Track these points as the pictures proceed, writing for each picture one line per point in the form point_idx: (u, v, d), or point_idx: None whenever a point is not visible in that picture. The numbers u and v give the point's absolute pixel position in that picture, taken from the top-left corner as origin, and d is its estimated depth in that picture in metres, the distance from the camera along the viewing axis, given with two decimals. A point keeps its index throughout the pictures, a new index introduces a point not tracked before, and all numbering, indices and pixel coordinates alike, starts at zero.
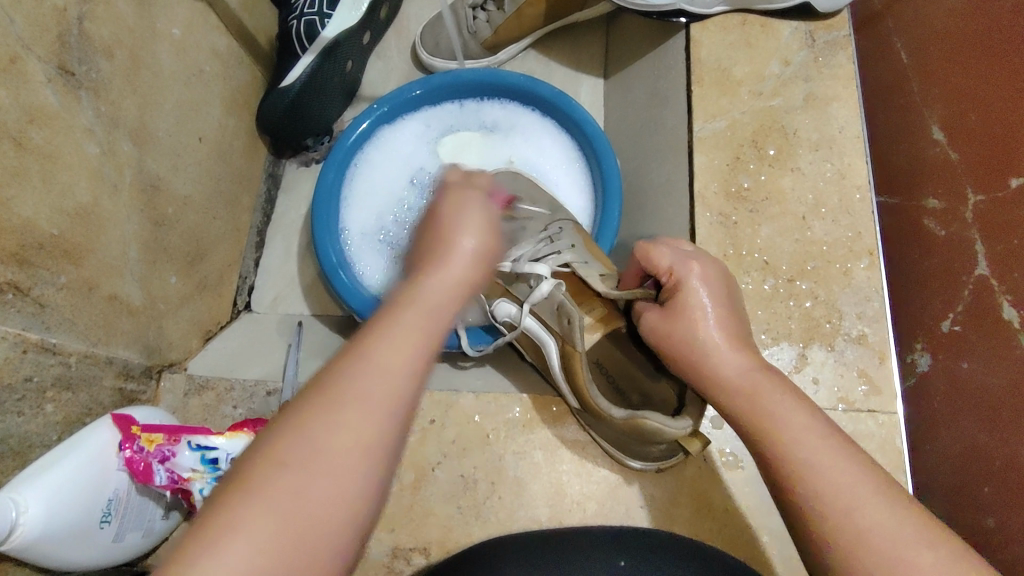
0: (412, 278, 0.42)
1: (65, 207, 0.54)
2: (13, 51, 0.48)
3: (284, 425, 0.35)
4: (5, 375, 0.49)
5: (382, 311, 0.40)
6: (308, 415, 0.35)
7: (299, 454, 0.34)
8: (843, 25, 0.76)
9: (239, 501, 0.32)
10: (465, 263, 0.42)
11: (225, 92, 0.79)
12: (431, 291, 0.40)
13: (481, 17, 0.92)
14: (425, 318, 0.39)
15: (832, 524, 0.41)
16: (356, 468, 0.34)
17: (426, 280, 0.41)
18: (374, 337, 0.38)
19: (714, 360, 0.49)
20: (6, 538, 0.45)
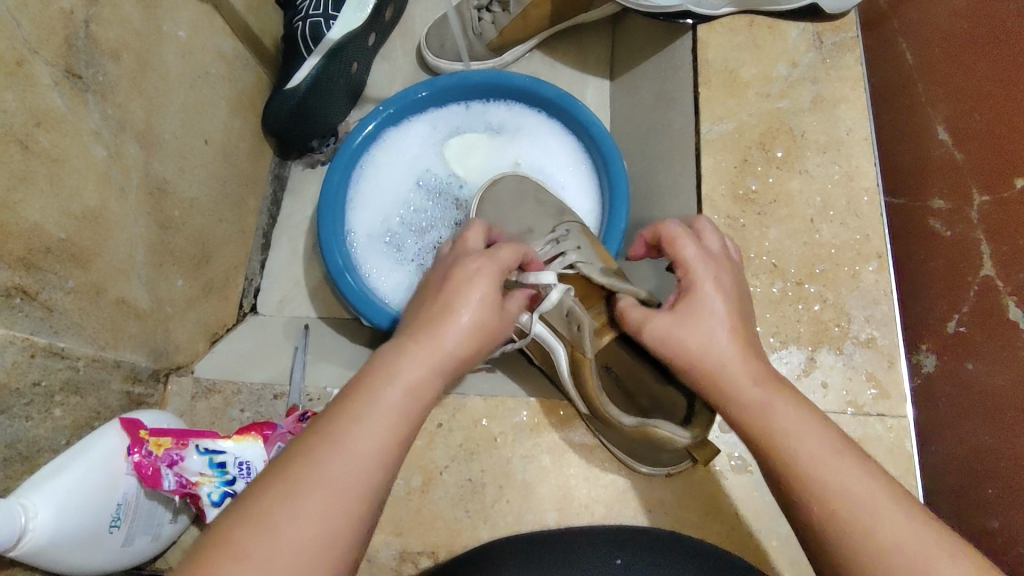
0: (397, 348, 0.43)
1: (72, 210, 0.54)
2: (20, 54, 0.48)
3: (264, 491, 0.36)
4: (14, 380, 0.49)
5: (364, 387, 0.41)
6: (284, 489, 0.36)
7: (279, 525, 0.35)
8: (851, 26, 0.76)
9: (207, 571, 0.33)
10: (455, 335, 0.44)
11: (231, 94, 0.79)
12: (415, 372, 0.42)
13: (487, 18, 0.92)
14: (406, 400, 0.41)
15: (845, 531, 0.40)
16: (324, 549, 0.36)
17: (412, 360, 0.42)
18: (351, 419, 0.39)
19: None
20: (16, 543, 0.45)
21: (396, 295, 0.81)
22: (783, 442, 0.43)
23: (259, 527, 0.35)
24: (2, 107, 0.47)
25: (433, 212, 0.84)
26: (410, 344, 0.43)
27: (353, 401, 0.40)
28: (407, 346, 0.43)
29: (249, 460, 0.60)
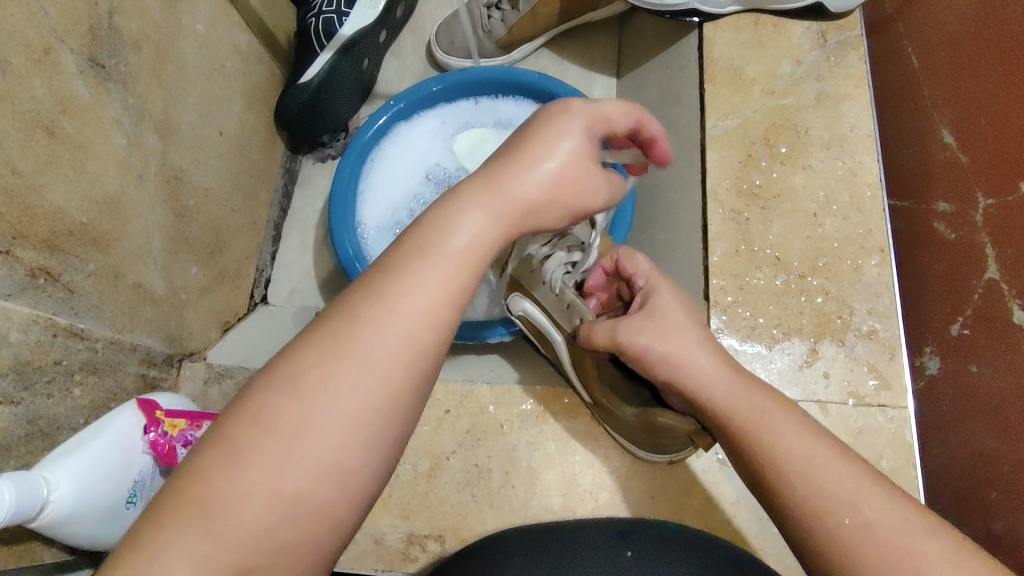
0: (469, 194, 0.40)
1: (94, 196, 0.55)
2: (47, 42, 0.50)
3: (316, 349, 0.35)
4: (37, 358, 0.50)
5: (417, 241, 0.39)
6: (337, 342, 0.35)
7: (326, 403, 0.34)
8: (855, 26, 0.77)
9: (254, 430, 0.34)
10: (520, 185, 0.41)
11: (245, 87, 0.81)
12: (461, 244, 0.39)
13: (496, 16, 0.94)
14: (451, 272, 0.38)
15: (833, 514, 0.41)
16: (351, 421, 0.34)
17: (472, 208, 0.40)
18: (400, 282, 0.37)
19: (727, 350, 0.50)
20: (38, 514, 0.46)
21: None
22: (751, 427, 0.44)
23: (293, 411, 0.34)
24: (29, 92, 0.48)
25: None
26: (479, 191, 0.40)
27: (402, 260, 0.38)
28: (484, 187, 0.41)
29: None
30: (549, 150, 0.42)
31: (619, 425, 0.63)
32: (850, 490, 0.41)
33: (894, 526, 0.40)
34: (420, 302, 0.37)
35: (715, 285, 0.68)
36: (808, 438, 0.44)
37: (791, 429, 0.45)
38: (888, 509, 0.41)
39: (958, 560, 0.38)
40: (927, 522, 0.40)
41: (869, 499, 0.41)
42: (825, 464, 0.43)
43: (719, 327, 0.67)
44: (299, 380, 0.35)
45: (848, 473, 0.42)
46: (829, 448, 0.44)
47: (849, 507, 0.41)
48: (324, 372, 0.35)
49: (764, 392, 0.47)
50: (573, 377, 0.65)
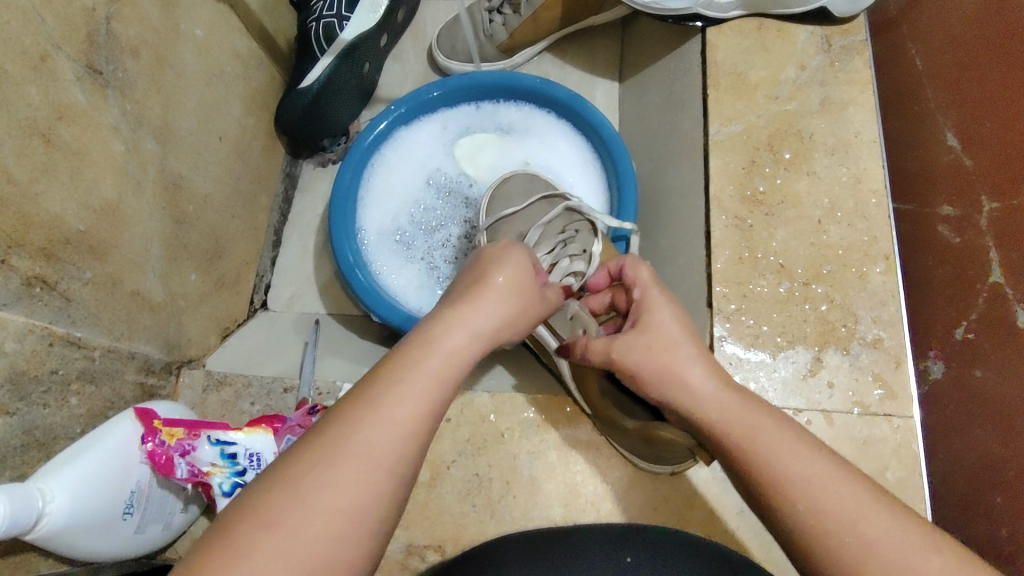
0: (440, 323, 0.43)
1: (91, 204, 0.55)
2: (44, 49, 0.49)
3: (312, 452, 0.36)
4: (33, 367, 0.50)
5: (404, 354, 0.41)
6: (327, 449, 0.36)
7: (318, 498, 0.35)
8: (860, 30, 0.76)
9: (252, 531, 0.34)
10: (492, 298, 0.45)
11: (245, 92, 0.80)
12: (455, 346, 0.42)
13: (498, 20, 0.93)
14: (444, 368, 0.41)
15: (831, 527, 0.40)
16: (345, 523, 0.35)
17: (452, 325, 0.43)
18: (389, 388, 0.39)
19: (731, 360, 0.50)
20: (33, 526, 0.46)
21: (406, 293, 0.82)
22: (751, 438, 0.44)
23: (301, 481, 0.35)
24: (25, 100, 0.48)
25: (444, 211, 0.85)
26: (446, 324, 0.43)
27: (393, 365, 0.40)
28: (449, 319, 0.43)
29: (259, 453, 0.61)
30: (505, 279, 0.47)
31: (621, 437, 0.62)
32: (849, 508, 0.40)
33: (895, 546, 0.39)
34: (417, 392, 0.39)
35: (718, 293, 0.68)
36: (804, 454, 0.43)
37: (787, 445, 0.43)
38: (888, 526, 0.40)
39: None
40: (927, 538, 0.39)
41: (868, 517, 0.40)
42: (823, 482, 0.41)
43: (721, 335, 0.66)
44: (309, 454, 0.36)
45: (848, 490, 0.41)
46: (827, 463, 0.42)
47: (849, 528, 0.40)
48: (329, 446, 0.36)
49: (759, 408, 0.46)
50: (573, 390, 0.65)
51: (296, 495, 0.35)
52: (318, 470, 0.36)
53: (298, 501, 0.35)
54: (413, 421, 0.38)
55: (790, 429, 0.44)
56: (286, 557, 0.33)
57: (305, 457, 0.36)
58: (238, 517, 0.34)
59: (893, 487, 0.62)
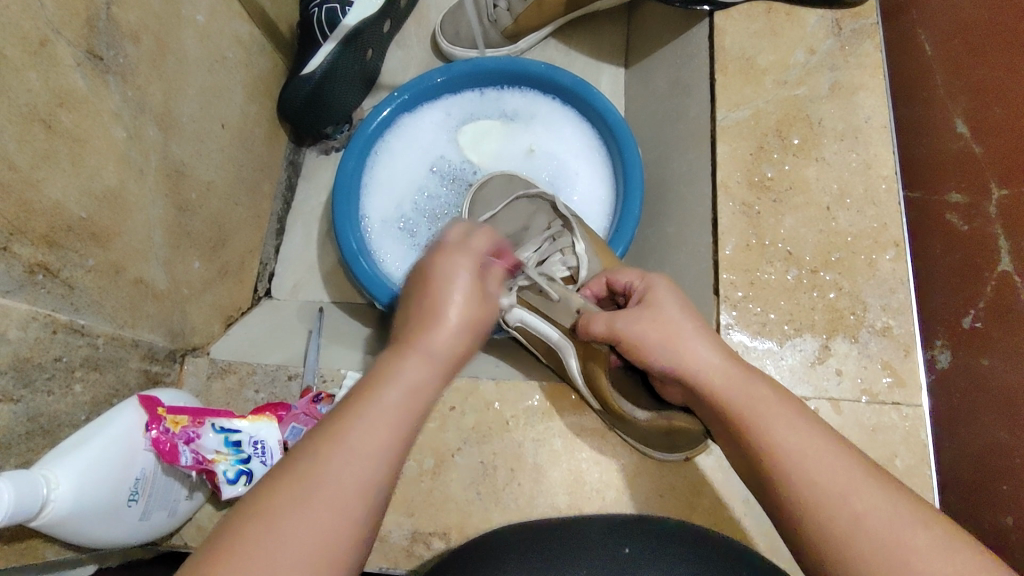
0: (394, 351, 0.42)
1: (93, 190, 0.55)
2: (44, 35, 0.49)
3: (270, 502, 0.36)
4: (36, 355, 0.50)
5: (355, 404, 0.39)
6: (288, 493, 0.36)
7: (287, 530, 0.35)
8: (871, 13, 0.74)
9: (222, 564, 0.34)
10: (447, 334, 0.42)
11: (248, 79, 0.80)
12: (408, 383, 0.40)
13: (501, 5, 0.91)
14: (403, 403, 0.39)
15: (828, 512, 0.40)
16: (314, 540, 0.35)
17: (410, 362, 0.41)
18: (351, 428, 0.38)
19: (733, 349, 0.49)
20: (38, 512, 0.46)
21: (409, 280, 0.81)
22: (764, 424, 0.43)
23: (272, 522, 0.35)
24: (26, 86, 0.47)
25: (447, 198, 0.84)
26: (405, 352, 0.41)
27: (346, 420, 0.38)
28: (400, 349, 0.42)
29: (263, 439, 0.62)
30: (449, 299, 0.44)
31: (631, 431, 0.61)
32: (842, 480, 0.40)
33: (885, 518, 0.39)
34: (373, 435, 0.38)
35: (725, 280, 0.67)
36: (804, 430, 0.43)
37: (786, 421, 0.44)
38: (880, 500, 0.40)
39: (951, 552, 0.37)
40: (915, 510, 0.39)
41: (864, 490, 0.40)
42: (819, 455, 0.42)
43: (728, 323, 0.66)
44: (276, 498, 0.36)
45: (842, 462, 0.41)
46: (825, 440, 0.43)
47: (839, 498, 0.40)
48: (294, 488, 0.36)
49: (762, 381, 0.47)
50: (580, 387, 0.63)
51: (264, 531, 0.35)
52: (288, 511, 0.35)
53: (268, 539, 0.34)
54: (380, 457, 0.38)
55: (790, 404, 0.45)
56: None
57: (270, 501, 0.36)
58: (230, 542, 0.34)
59: (901, 476, 0.61)
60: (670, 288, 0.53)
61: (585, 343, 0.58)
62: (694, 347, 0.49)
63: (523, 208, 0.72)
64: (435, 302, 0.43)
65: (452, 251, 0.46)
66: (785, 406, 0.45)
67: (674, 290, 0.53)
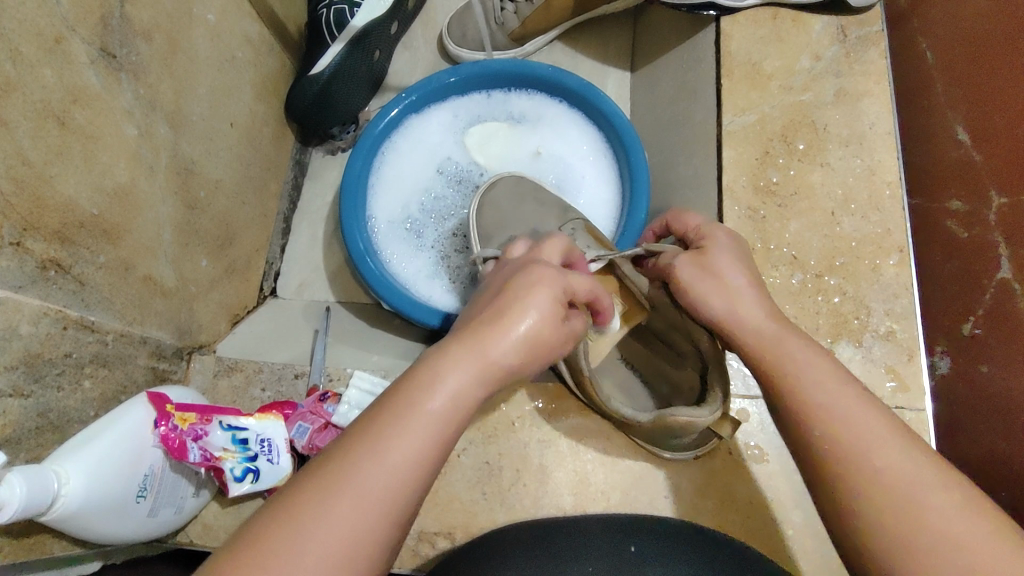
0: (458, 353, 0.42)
1: (105, 187, 0.55)
2: (59, 31, 0.49)
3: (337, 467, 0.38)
4: (47, 351, 0.50)
5: (412, 394, 0.40)
6: (356, 459, 0.38)
7: (354, 495, 0.37)
8: (876, 21, 0.75)
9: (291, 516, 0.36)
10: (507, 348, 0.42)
11: (256, 78, 0.80)
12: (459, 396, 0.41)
13: (509, 8, 0.91)
14: (461, 400, 0.41)
15: (885, 510, 0.39)
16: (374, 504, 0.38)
17: (464, 376, 0.41)
18: (413, 412, 0.40)
19: (747, 309, 0.50)
20: (48, 507, 0.46)
21: (416, 281, 0.82)
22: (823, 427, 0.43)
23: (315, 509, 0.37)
24: (40, 82, 0.48)
25: (454, 200, 0.84)
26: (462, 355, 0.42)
27: (406, 403, 0.40)
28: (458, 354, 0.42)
29: (270, 437, 0.62)
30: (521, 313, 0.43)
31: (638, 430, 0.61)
32: (861, 440, 0.41)
33: (901, 477, 0.39)
34: (427, 425, 0.40)
35: None
36: (836, 390, 0.44)
37: (822, 377, 0.45)
38: (901, 458, 0.40)
39: (967, 513, 0.38)
40: (940, 473, 0.40)
41: (885, 449, 0.41)
42: (845, 414, 0.42)
43: None
44: (344, 459, 0.38)
45: (869, 420, 0.42)
46: (860, 399, 0.43)
47: (857, 456, 0.41)
48: (333, 483, 0.37)
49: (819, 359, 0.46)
50: (581, 393, 0.64)
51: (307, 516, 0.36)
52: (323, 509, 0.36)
53: (307, 537, 0.36)
54: (411, 464, 0.39)
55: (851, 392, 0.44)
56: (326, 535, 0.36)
57: (314, 494, 0.37)
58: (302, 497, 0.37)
59: None
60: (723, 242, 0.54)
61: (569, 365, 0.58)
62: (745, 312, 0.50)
63: (524, 213, 0.73)
64: (507, 316, 0.43)
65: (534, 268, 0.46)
66: (820, 358, 0.46)
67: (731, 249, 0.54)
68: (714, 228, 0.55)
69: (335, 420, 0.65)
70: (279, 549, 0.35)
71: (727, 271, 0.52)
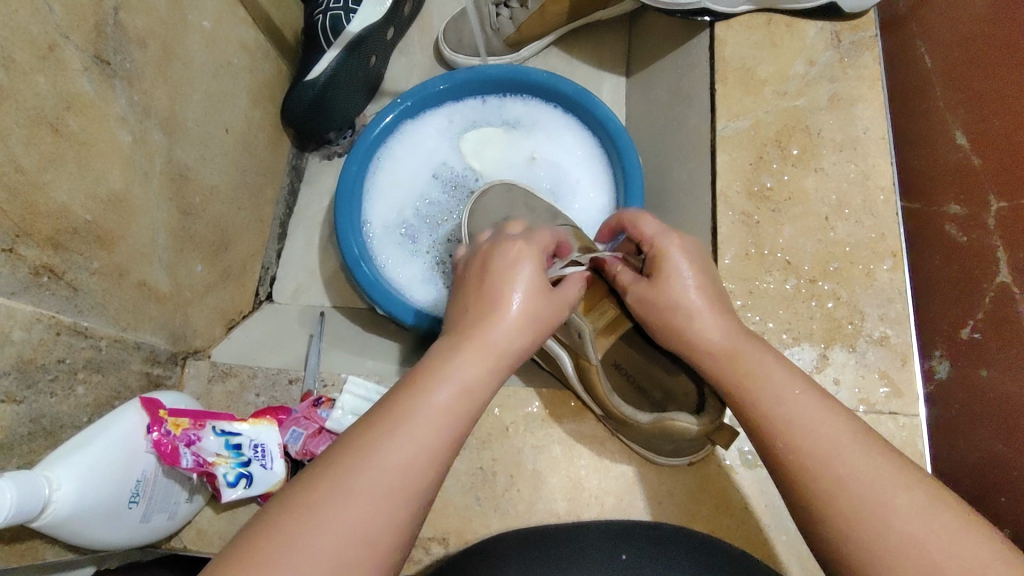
0: (463, 345, 0.44)
1: (99, 193, 0.55)
2: (52, 39, 0.49)
3: (369, 438, 0.39)
4: (40, 357, 0.50)
5: (430, 375, 0.42)
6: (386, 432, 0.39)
7: (383, 465, 0.38)
8: (870, 26, 0.75)
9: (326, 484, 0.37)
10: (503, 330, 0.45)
11: (252, 84, 0.80)
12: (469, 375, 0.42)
13: (505, 13, 0.92)
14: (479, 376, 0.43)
15: (855, 517, 0.39)
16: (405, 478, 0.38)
17: (477, 356, 0.43)
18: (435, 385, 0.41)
19: (703, 326, 0.52)
20: (39, 513, 0.46)
21: (410, 286, 0.82)
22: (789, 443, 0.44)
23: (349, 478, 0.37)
24: (34, 89, 0.48)
25: (449, 206, 0.85)
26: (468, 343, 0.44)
27: (426, 381, 0.42)
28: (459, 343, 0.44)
29: (263, 443, 0.62)
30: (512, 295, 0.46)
31: (635, 433, 0.61)
32: (824, 446, 0.43)
33: (866, 481, 0.40)
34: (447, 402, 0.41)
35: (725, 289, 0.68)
36: (793, 398, 0.46)
37: (782, 386, 0.47)
38: (863, 463, 0.41)
39: (932, 515, 0.38)
40: (905, 476, 0.40)
41: (852, 456, 0.42)
42: (804, 421, 0.44)
43: None
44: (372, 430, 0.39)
45: (828, 425, 0.44)
46: (819, 404, 0.45)
47: (822, 463, 0.42)
48: (364, 453, 0.38)
49: (779, 367, 0.48)
50: (581, 393, 0.64)
51: (342, 489, 0.37)
52: (330, 505, 0.36)
53: (342, 504, 0.36)
54: (432, 445, 0.39)
55: (813, 400, 0.45)
56: (360, 504, 0.37)
57: (344, 466, 0.38)
58: (339, 468, 0.38)
59: None
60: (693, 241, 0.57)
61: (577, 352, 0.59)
62: (701, 327, 0.53)
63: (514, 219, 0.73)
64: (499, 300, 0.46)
65: (508, 246, 0.50)
66: (779, 366, 0.48)
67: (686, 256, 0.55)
68: (667, 242, 0.56)
69: (329, 425, 0.65)
70: (318, 518, 0.36)
71: (685, 295, 0.54)
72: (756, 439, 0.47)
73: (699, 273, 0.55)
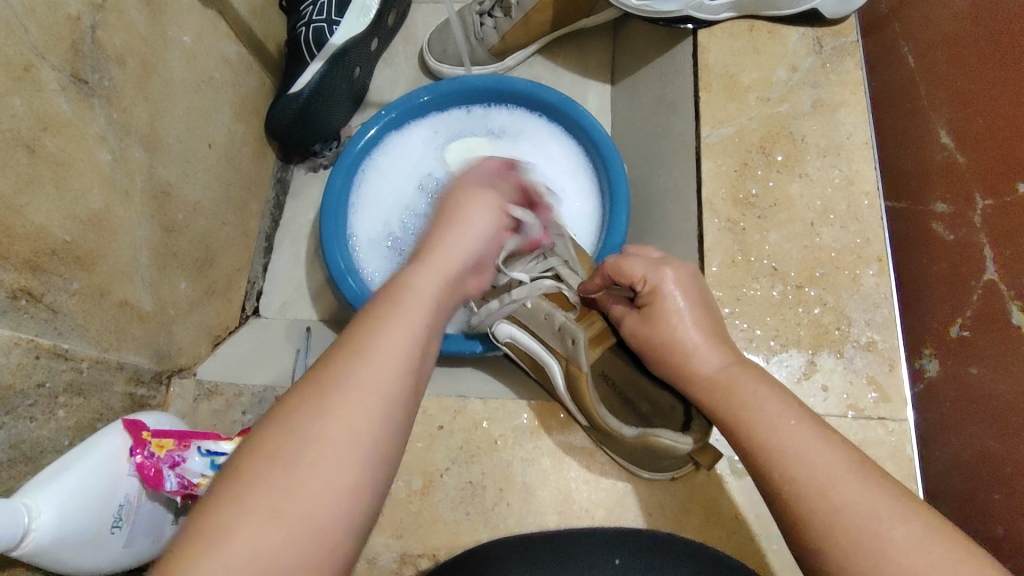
0: (416, 266, 0.47)
1: (78, 214, 0.55)
2: (28, 60, 0.49)
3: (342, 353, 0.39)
4: (18, 382, 0.49)
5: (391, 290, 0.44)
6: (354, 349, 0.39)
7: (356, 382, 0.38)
8: (851, 32, 0.76)
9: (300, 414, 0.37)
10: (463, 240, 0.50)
11: (235, 98, 0.80)
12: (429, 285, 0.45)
13: (489, 22, 0.92)
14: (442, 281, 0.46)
15: (853, 542, 0.40)
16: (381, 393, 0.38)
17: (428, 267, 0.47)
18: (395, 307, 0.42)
19: (701, 359, 0.53)
20: (19, 543, 0.46)
21: None
22: (786, 460, 0.44)
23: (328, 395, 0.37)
24: (9, 111, 0.48)
25: None
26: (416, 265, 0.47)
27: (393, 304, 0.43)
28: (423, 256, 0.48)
29: None
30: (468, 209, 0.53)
31: (619, 447, 0.61)
32: (818, 470, 0.42)
33: (861, 510, 0.40)
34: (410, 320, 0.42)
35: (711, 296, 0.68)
36: (789, 427, 0.45)
37: (775, 415, 0.46)
38: (858, 491, 0.41)
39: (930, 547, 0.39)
40: (898, 502, 0.41)
41: (843, 482, 0.42)
42: (800, 449, 0.44)
43: None
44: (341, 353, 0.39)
45: (822, 455, 0.43)
46: (813, 434, 0.45)
47: (816, 489, 0.42)
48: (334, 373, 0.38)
49: (772, 393, 0.48)
50: (568, 403, 0.63)
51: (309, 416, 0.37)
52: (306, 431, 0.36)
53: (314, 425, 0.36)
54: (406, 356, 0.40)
55: (808, 429, 0.45)
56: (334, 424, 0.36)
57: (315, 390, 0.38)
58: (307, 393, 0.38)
59: None
60: (684, 266, 0.57)
61: (569, 361, 0.59)
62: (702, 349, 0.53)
63: None
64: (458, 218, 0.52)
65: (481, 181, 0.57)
66: (772, 396, 0.48)
67: (679, 294, 0.55)
68: (660, 277, 0.56)
69: None
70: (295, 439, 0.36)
71: (680, 330, 0.54)
72: (746, 459, 0.47)
73: (694, 307, 0.55)
